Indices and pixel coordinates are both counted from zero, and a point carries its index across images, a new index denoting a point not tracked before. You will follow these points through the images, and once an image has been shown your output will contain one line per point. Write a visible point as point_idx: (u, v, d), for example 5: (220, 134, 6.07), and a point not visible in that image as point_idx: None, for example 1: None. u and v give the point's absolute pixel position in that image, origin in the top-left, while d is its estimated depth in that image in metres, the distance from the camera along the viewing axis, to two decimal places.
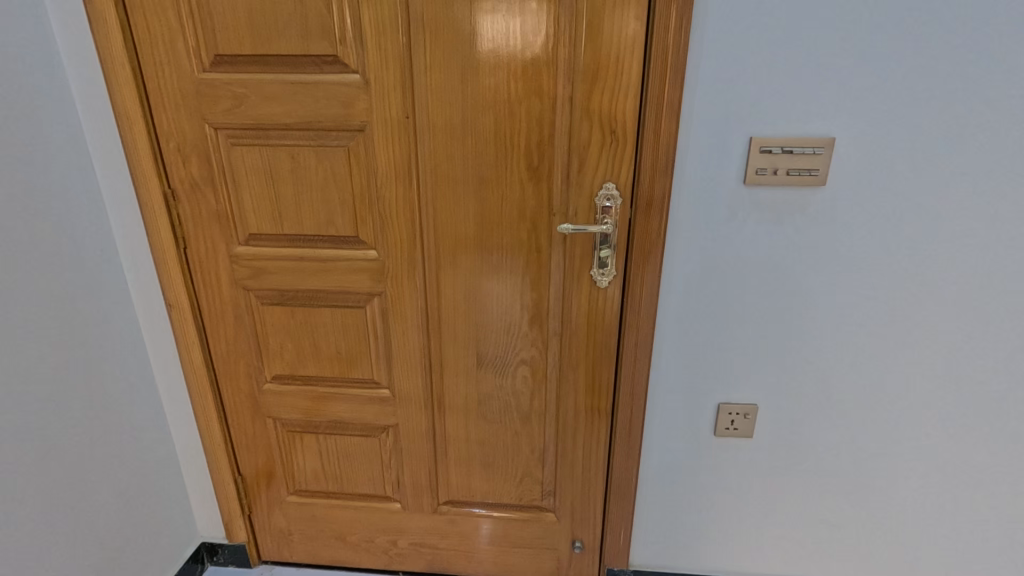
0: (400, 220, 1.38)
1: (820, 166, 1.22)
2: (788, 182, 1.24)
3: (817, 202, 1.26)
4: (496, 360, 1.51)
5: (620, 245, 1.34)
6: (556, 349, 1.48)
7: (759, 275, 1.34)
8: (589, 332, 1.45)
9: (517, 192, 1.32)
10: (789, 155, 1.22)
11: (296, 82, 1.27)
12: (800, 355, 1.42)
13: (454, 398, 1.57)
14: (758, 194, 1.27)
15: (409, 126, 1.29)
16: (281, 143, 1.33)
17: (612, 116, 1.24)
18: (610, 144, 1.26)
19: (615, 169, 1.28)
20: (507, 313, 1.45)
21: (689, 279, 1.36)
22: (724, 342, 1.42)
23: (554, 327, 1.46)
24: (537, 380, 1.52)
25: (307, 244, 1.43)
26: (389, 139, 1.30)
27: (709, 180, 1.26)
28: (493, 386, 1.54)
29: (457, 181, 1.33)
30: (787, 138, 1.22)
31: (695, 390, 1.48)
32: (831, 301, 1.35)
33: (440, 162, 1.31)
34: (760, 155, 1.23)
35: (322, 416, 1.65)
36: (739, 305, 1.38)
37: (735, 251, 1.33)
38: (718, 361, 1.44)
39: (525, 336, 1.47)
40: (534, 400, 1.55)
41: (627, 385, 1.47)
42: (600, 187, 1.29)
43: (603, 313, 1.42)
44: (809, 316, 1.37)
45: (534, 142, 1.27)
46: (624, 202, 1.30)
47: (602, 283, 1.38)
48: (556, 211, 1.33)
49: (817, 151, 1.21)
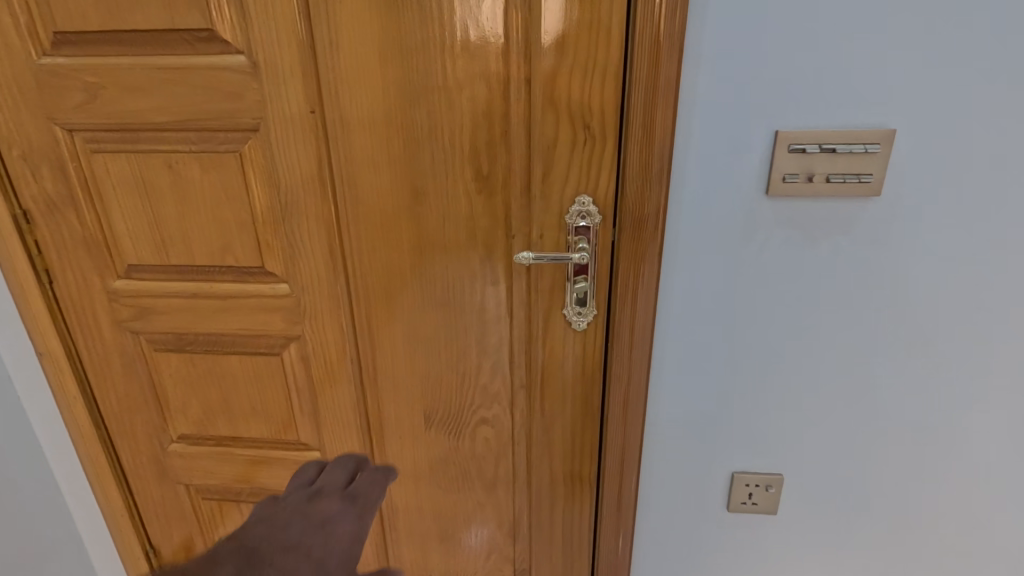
0: (315, 245, 1.06)
1: (873, 171, 0.89)
2: (827, 192, 0.91)
3: (866, 219, 0.93)
4: (448, 418, 1.19)
5: (602, 277, 1.02)
6: (524, 405, 1.16)
7: (785, 313, 1.02)
8: (565, 384, 1.13)
9: (464, 208, 1.00)
10: (830, 156, 0.89)
11: (163, 67, 0.95)
12: (839, 414, 1.09)
13: (398, 463, 1.26)
14: (785, 209, 0.94)
15: (317, 124, 0.97)
16: (154, 148, 1.01)
17: (586, 105, 0.91)
18: (584, 144, 0.93)
19: (592, 178, 0.95)
20: (460, 362, 1.13)
21: (692, 318, 1.04)
22: (740, 397, 1.10)
23: (519, 379, 1.14)
24: (501, 443, 1.20)
25: (202, 278, 1.12)
26: (292, 141, 0.98)
27: (718, 191, 0.94)
28: (447, 449, 1.22)
29: (384, 195, 1.01)
30: (828, 132, 0.88)
31: (700, 454, 1.16)
32: (880, 348, 1.03)
33: (362, 170, 1.00)
34: (790, 156, 0.89)
35: (241, 482, 1.34)
36: (758, 351, 1.05)
37: (753, 283, 1.00)
38: (730, 419, 1.12)
39: (483, 391, 1.15)
40: (498, 467, 1.23)
41: (613, 451, 1.15)
42: (573, 201, 0.97)
43: (581, 361, 1.10)
44: (850, 366, 1.05)
45: (483, 143, 0.95)
46: (604, 220, 0.98)
47: (579, 325, 1.06)
48: (516, 233, 1.01)
49: (869, 150, 0.87)
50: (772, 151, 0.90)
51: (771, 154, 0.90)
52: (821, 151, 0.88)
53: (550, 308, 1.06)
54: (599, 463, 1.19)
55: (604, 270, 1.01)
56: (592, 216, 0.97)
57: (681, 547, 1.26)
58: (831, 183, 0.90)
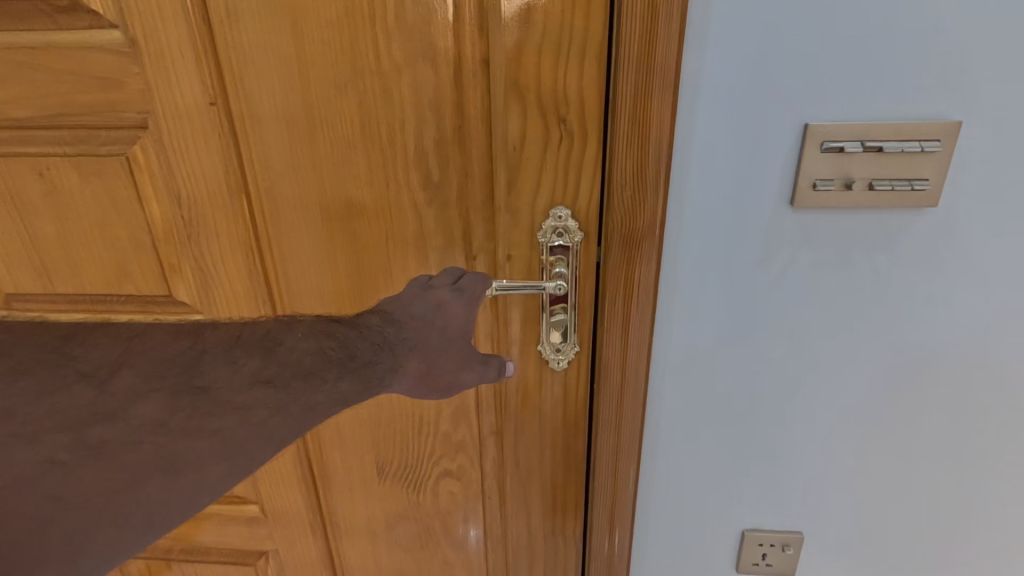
0: (231, 269, 0.86)
1: (929, 175, 0.70)
2: (869, 202, 0.72)
3: (915, 235, 0.74)
4: (406, 470, 1.00)
5: (585, 306, 0.83)
6: (494, 455, 0.97)
7: (809, 348, 0.83)
8: (541, 432, 0.93)
9: (411, 222, 0.79)
10: (875, 156, 0.69)
11: (23, 46, 0.74)
12: (872, 465, 0.91)
13: (349, 518, 1.07)
14: (814, 223, 0.75)
15: (220, 119, 0.76)
16: (18, 151, 0.80)
17: (560, 92, 0.70)
18: (560, 142, 0.73)
19: (571, 185, 0.75)
20: (416, 407, 0.94)
21: (697, 355, 0.85)
22: (751, 444, 0.92)
23: (488, 425, 0.94)
24: (469, 496, 1.02)
25: (96, 309, 0.91)
26: (190, 141, 0.77)
27: (730, 200, 0.74)
28: (406, 504, 1.03)
29: (310, 207, 0.80)
30: (872, 124, 0.68)
31: (705, 509, 0.98)
32: (925, 387, 0.84)
33: (280, 175, 0.79)
34: (823, 156, 0.70)
35: (171, 538, 1.14)
36: (776, 391, 0.87)
37: (772, 313, 0.81)
38: (742, 470, 0.94)
39: (445, 438, 0.96)
40: (466, 523, 1.04)
41: (602, 512, 0.95)
42: (547, 214, 0.77)
43: (562, 405, 0.91)
44: (886, 409, 0.86)
45: (431, 140, 0.74)
46: (587, 237, 0.78)
47: (557, 364, 0.86)
48: (477, 253, 0.81)
49: (926, 148, 0.68)
50: (799, 151, 0.70)
51: (798, 154, 0.71)
52: (863, 150, 0.69)
53: (523, 343, 0.86)
54: (585, 520, 1.01)
55: (588, 296, 0.82)
56: (572, 233, 0.77)
57: None
58: (874, 191, 0.71)
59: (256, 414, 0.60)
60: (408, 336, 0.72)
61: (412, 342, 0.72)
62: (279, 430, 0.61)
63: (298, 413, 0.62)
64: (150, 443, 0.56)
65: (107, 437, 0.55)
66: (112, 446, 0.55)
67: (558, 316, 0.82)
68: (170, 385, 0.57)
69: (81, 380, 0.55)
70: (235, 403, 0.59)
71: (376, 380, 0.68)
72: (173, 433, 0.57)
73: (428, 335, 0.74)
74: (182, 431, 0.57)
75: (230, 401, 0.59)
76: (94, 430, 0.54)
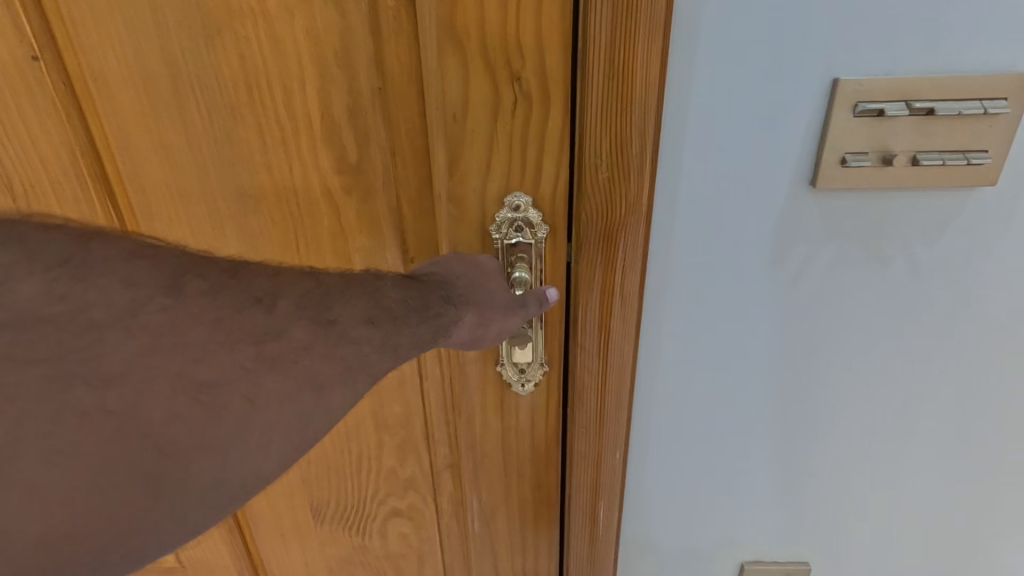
0: None
1: (988, 147, 0.55)
2: (909, 181, 0.56)
3: (964, 222, 0.59)
4: (347, 511, 0.83)
5: (553, 317, 0.66)
6: (452, 491, 0.81)
7: (829, 363, 0.67)
8: (506, 464, 0.78)
9: (325, 214, 0.61)
10: (920, 121, 0.54)
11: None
12: (897, 494, 0.76)
13: (282, 567, 0.89)
14: (839, 210, 0.59)
15: (51, 80, 0.55)
16: None
17: (513, 37, 0.52)
18: (515, 108, 0.55)
19: (531, 164, 0.57)
20: (353, 440, 0.77)
21: (691, 371, 0.69)
22: (756, 474, 0.76)
23: (444, 457, 0.78)
24: (424, 537, 0.86)
25: None
26: (14, 112, 0.57)
27: (735, 180, 0.58)
28: (350, 550, 0.87)
29: (190, 200, 0.61)
30: (923, 79, 0.52)
31: (698, 549, 0.84)
32: (966, 410, 0.69)
33: (138, 136, 0.57)
34: (856, 120, 0.54)
35: None
36: (786, 412, 0.71)
37: (785, 320, 0.65)
38: (743, 502, 0.79)
39: (391, 475, 0.79)
40: (422, 566, 0.89)
41: (578, 554, 0.81)
42: (503, 203, 0.59)
43: (528, 433, 0.75)
44: (918, 434, 0.71)
45: (343, 102, 0.55)
46: (553, 232, 0.61)
47: (523, 388, 0.70)
48: (416, 255, 0.63)
49: (988, 111, 0.53)
50: (824, 116, 0.54)
51: (823, 119, 0.55)
52: (909, 113, 0.53)
53: (481, 363, 0.70)
54: (561, 558, 0.86)
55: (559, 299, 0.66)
56: (535, 227, 0.60)
57: None
58: (918, 166, 0.56)
59: (366, 354, 0.46)
60: (463, 288, 0.55)
61: (464, 292, 0.55)
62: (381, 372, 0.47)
63: (393, 357, 0.48)
64: (299, 368, 0.44)
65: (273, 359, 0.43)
66: (268, 371, 0.43)
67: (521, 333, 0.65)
68: (310, 312, 0.45)
69: (243, 302, 0.43)
70: (351, 336, 0.46)
71: (442, 331, 0.51)
72: (320, 359, 0.45)
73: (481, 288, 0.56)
74: (328, 357, 0.45)
75: (353, 334, 0.46)
76: (246, 354, 0.43)
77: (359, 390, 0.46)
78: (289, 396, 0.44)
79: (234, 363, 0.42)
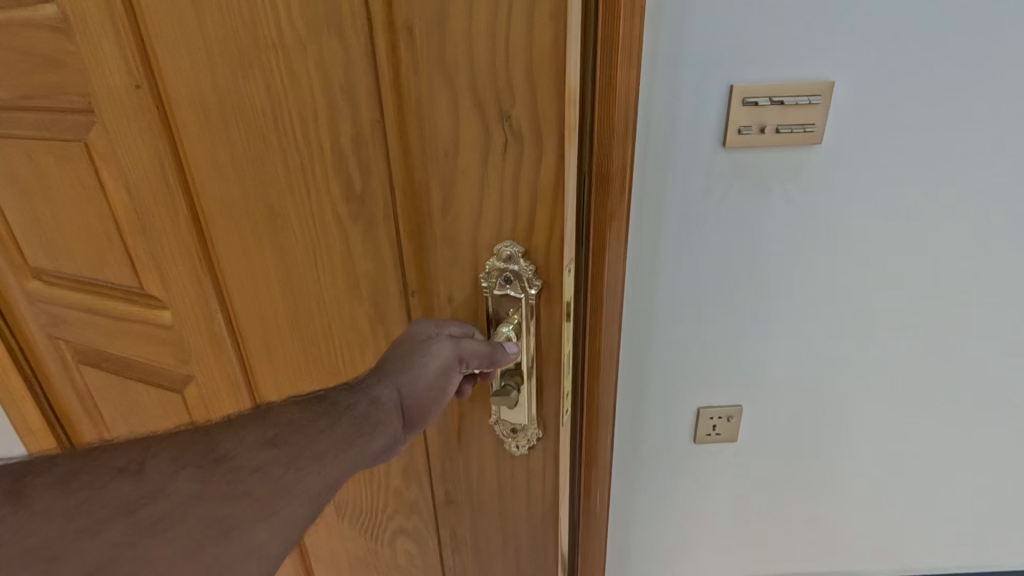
0: (181, 272, 0.77)
1: (819, 121, 0.82)
2: (774, 144, 0.84)
3: (842, 159, 0.86)
4: (359, 514, 0.85)
5: (550, 363, 0.60)
6: (450, 527, 0.78)
7: (752, 279, 0.94)
8: (499, 517, 0.72)
9: (335, 239, 0.62)
10: (781, 109, 0.80)
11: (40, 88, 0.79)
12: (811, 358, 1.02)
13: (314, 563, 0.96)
14: (746, 167, 0.86)
15: (147, 103, 0.65)
16: (15, 131, 0.78)
17: (504, 74, 0.47)
18: (504, 147, 0.49)
19: (525, 210, 0.52)
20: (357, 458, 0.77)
21: (659, 281, 0.94)
22: (711, 347, 1.01)
23: (442, 492, 0.75)
24: (429, 559, 0.84)
25: (95, 289, 0.89)
26: (127, 127, 0.68)
27: (682, 140, 0.84)
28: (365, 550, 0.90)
29: (237, 211, 0.67)
30: (775, 82, 0.79)
31: (670, 427, 1.10)
32: (849, 301, 0.97)
33: (231, 256, 0.71)
34: (742, 106, 0.80)
35: None
36: (727, 309, 0.97)
37: (718, 246, 0.91)
38: (698, 371, 1.04)
39: (394, 495, 0.79)
40: None
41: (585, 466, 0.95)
42: (492, 251, 0.54)
43: (518, 489, 0.69)
44: (829, 312, 0.98)
45: (348, 134, 0.55)
46: (550, 270, 0.54)
47: (516, 450, 0.64)
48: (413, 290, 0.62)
49: (813, 102, 0.79)
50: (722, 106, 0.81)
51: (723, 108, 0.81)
52: (772, 104, 0.80)
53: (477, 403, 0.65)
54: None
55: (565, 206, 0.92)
56: (525, 279, 0.54)
57: (651, 507, 1.20)
58: (779, 134, 0.82)
59: (278, 477, 0.41)
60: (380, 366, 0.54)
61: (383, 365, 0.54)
62: (310, 485, 0.42)
63: (316, 471, 0.43)
64: (192, 520, 0.37)
65: (156, 520, 0.36)
66: (155, 536, 0.35)
67: (510, 393, 0.59)
68: (192, 460, 0.39)
69: (105, 474, 0.36)
70: (251, 465, 0.40)
71: (371, 424, 0.49)
72: (216, 505, 0.38)
73: (401, 360, 0.55)
74: (226, 499, 0.38)
75: (248, 463, 0.40)
76: (119, 529, 0.35)
77: (287, 514, 0.40)
78: (192, 556, 0.36)
79: (106, 542, 0.34)
